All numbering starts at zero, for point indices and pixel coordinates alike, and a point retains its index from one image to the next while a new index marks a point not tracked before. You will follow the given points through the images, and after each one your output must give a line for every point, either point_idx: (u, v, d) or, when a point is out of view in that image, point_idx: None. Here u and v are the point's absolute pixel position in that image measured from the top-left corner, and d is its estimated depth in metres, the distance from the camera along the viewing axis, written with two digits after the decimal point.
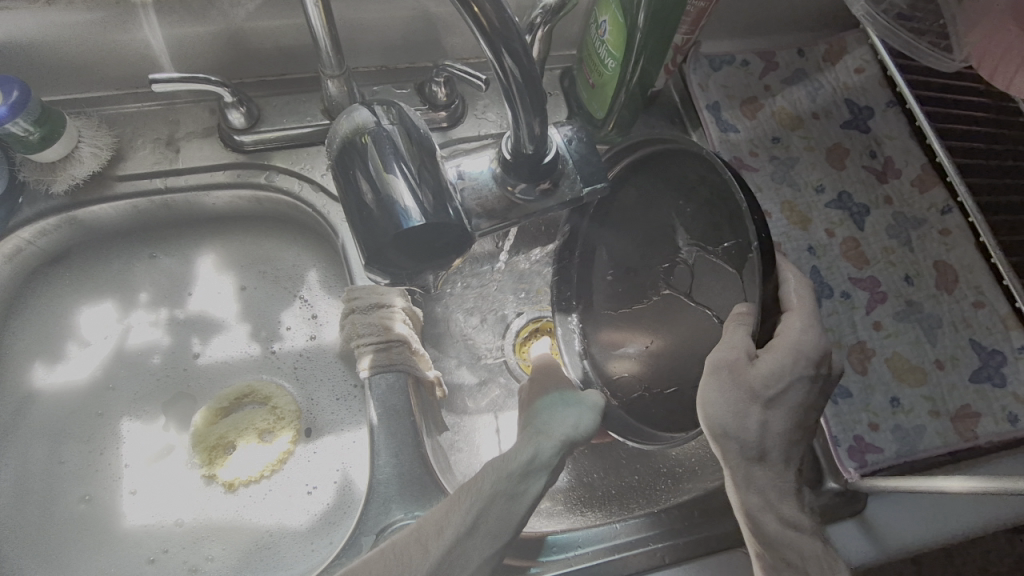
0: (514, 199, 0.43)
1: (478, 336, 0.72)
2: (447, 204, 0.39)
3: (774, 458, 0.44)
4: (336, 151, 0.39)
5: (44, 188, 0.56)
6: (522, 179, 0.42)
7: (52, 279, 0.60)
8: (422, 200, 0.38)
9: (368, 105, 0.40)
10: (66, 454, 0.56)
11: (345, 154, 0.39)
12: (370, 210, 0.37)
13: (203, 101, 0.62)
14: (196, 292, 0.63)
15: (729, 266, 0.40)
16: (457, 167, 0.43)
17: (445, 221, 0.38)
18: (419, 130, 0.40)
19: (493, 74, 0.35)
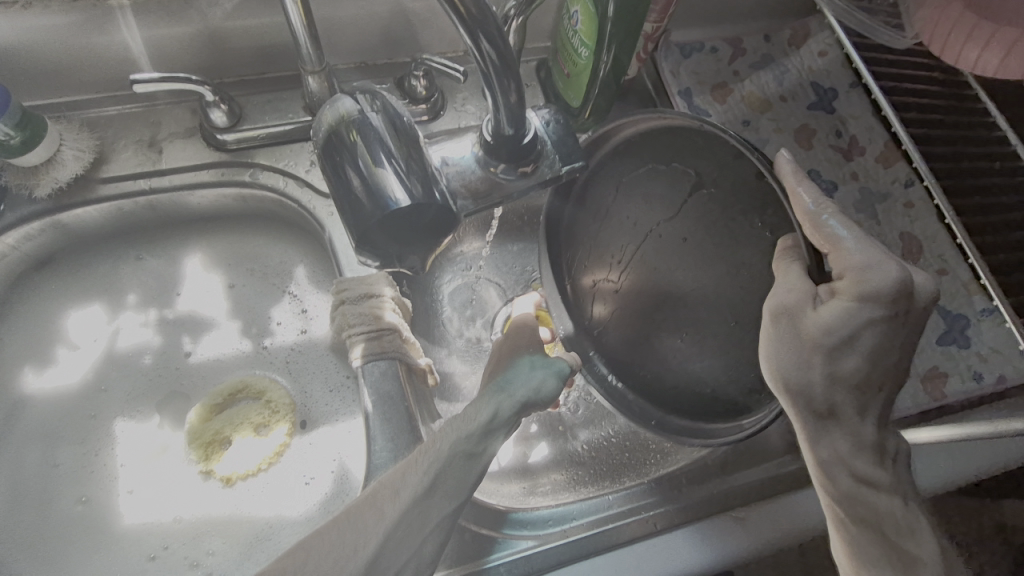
0: (497, 180, 0.45)
1: (467, 326, 0.74)
2: (434, 187, 0.40)
3: (847, 414, 0.43)
4: (322, 141, 0.40)
5: (27, 192, 0.56)
6: (503, 160, 0.44)
7: (39, 284, 0.60)
8: (409, 184, 0.39)
9: (352, 94, 0.41)
10: (61, 457, 0.56)
11: (332, 143, 0.40)
12: (358, 196, 0.39)
13: (185, 101, 0.62)
14: (184, 291, 0.63)
15: (741, 208, 0.42)
16: (440, 153, 0.46)
17: (432, 203, 0.40)
18: (402, 117, 0.42)
19: (471, 59, 0.37)
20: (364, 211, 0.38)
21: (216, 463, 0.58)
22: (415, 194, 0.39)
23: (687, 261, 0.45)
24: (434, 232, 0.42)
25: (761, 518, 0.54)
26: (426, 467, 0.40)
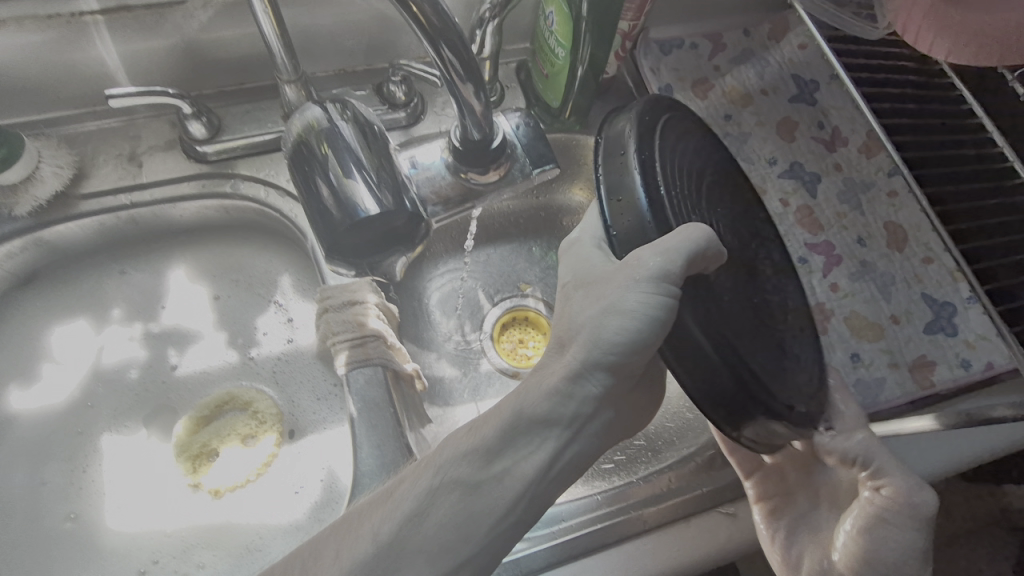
0: (468, 185, 0.47)
1: (457, 330, 0.75)
2: (404, 196, 0.41)
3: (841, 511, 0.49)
4: (290, 151, 0.41)
5: (8, 209, 0.56)
6: (474, 166, 0.45)
7: (24, 301, 0.60)
8: (379, 192, 0.40)
9: (320, 102, 0.41)
10: (48, 474, 0.56)
11: (299, 152, 0.40)
12: (329, 206, 0.39)
13: (165, 114, 0.62)
14: (169, 304, 0.63)
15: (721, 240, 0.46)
16: (410, 158, 0.47)
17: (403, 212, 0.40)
18: (372, 125, 0.42)
19: (434, 67, 0.37)
20: (333, 220, 0.39)
21: (204, 472, 0.58)
22: (386, 202, 0.39)
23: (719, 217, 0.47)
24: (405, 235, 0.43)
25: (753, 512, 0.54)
26: (426, 480, 0.38)
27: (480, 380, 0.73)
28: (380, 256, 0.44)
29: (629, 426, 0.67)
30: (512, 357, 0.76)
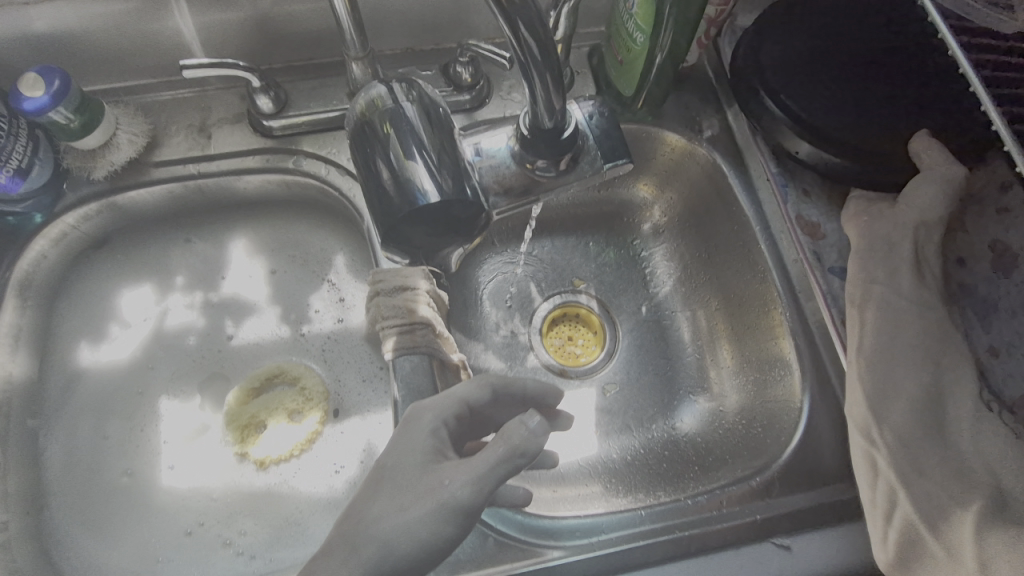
0: (535, 176, 0.43)
1: (506, 321, 0.75)
2: (466, 183, 0.38)
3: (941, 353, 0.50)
4: (353, 128, 0.39)
5: (85, 174, 0.58)
6: (542, 155, 0.42)
7: (98, 262, 0.63)
8: (440, 177, 0.37)
9: (387, 82, 0.40)
10: (110, 429, 0.58)
11: (363, 130, 0.39)
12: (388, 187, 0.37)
13: (235, 87, 0.63)
14: (229, 275, 0.65)
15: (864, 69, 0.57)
16: (475, 144, 0.44)
17: (463, 199, 0.37)
18: (438, 108, 0.40)
19: (509, 49, 0.34)
20: (390, 203, 0.37)
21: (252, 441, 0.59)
22: (445, 189, 0.37)
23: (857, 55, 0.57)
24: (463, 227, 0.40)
25: (809, 547, 0.50)
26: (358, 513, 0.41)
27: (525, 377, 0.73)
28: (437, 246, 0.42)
29: (681, 436, 0.67)
30: (559, 354, 0.76)
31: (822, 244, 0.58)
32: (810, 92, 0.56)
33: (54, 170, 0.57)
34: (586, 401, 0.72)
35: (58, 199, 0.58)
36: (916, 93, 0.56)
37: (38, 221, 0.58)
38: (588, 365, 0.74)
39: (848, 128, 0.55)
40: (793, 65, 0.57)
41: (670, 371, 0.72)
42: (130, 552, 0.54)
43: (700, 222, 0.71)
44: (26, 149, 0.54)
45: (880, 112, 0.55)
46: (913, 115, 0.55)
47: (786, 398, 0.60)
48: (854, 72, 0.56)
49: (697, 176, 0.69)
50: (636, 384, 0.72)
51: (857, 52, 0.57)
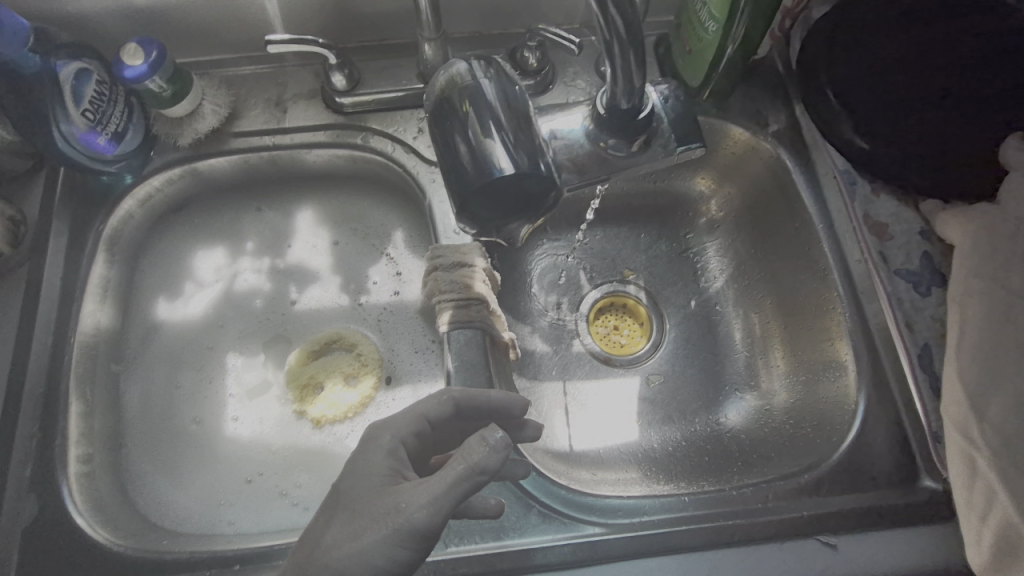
0: (606, 155, 0.44)
1: (554, 306, 0.76)
2: (540, 159, 0.39)
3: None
4: (433, 103, 0.41)
5: (174, 139, 0.62)
6: (614, 135, 0.43)
7: (177, 224, 0.67)
8: (516, 152, 0.39)
9: (465, 60, 0.41)
10: (182, 380, 0.62)
11: (443, 105, 0.40)
12: (465, 160, 0.39)
13: (310, 65, 0.66)
14: (295, 243, 0.68)
15: (926, 83, 0.59)
16: (550, 126, 0.45)
17: (537, 174, 0.39)
18: (513, 85, 0.41)
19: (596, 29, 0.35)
20: (467, 175, 0.38)
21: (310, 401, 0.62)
22: (521, 164, 0.38)
23: (922, 67, 0.60)
24: (534, 205, 0.41)
25: (856, 546, 0.50)
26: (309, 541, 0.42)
27: (570, 362, 0.74)
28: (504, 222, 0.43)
29: (725, 431, 0.68)
30: (604, 342, 0.77)
31: (890, 245, 0.58)
32: (872, 108, 0.60)
33: (144, 135, 0.61)
34: (630, 390, 0.73)
35: (145, 162, 0.63)
36: (983, 106, 0.58)
37: (129, 182, 0.62)
38: (634, 355, 0.75)
39: (908, 142, 0.58)
40: (859, 80, 0.61)
41: (719, 367, 0.72)
42: (196, 494, 0.58)
43: (759, 220, 0.70)
44: (123, 115, 0.58)
45: (940, 124, 0.58)
46: (978, 125, 0.57)
47: (839, 398, 0.59)
48: (919, 85, 0.59)
49: (759, 173, 0.68)
50: (682, 377, 0.73)
51: (927, 63, 0.60)
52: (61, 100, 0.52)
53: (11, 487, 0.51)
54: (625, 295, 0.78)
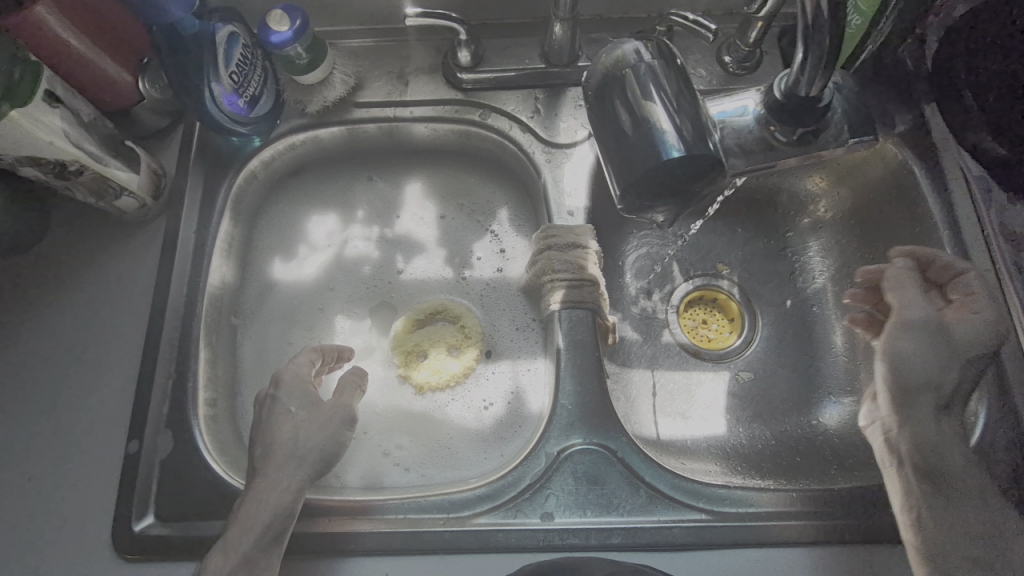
0: (774, 141, 0.45)
1: (645, 295, 0.77)
2: (707, 137, 0.39)
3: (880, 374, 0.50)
4: (597, 84, 0.41)
5: (303, 106, 0.65)
6: (786, 121, 0.44)
7: (293, 189, 0.70)
8: (686, 131, 0.39)
9: (628, 39, 0.42)
10: (293, 338, 0.65)
11: (609, 87, 0.41)
12: (634, 141, 0.39)
13: (432, 40, 0.67)
14: (403, 215, 0.70)
15: None
16: (720, 108, 0.46)
17: (703, 152, 0.38)
18: (677, 64, 0.41)
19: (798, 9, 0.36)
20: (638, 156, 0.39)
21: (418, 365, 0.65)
22: (692, 143, 0.38)
23: None
24: (700, 183, 0.40)
25: None
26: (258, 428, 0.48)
27: (660, 352, 0.74)
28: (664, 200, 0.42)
29: (819, 433, 0.69)
30: (693, 336, 0.77)
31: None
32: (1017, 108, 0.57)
33: (274, 100, 0.63)
34: (719, 384, 0.73)
35: (272, 126, 0.65)
36: None
37: (257, 145, 0.65)
38: (724, 350, 0.75)
39: None
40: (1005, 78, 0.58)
41: (813, 369, 0.72)
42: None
43: (870, 223, 0.69)
44: (259, 80, 0.61)
45: None
46: None
47: None
48: None
49: (878, 176, 0.67)
50: (774, 376, 0.73)
51: None
52: (212, 63, 0.54)
53: (149, 425, 0.55)
54: (716, 290, 0.78)
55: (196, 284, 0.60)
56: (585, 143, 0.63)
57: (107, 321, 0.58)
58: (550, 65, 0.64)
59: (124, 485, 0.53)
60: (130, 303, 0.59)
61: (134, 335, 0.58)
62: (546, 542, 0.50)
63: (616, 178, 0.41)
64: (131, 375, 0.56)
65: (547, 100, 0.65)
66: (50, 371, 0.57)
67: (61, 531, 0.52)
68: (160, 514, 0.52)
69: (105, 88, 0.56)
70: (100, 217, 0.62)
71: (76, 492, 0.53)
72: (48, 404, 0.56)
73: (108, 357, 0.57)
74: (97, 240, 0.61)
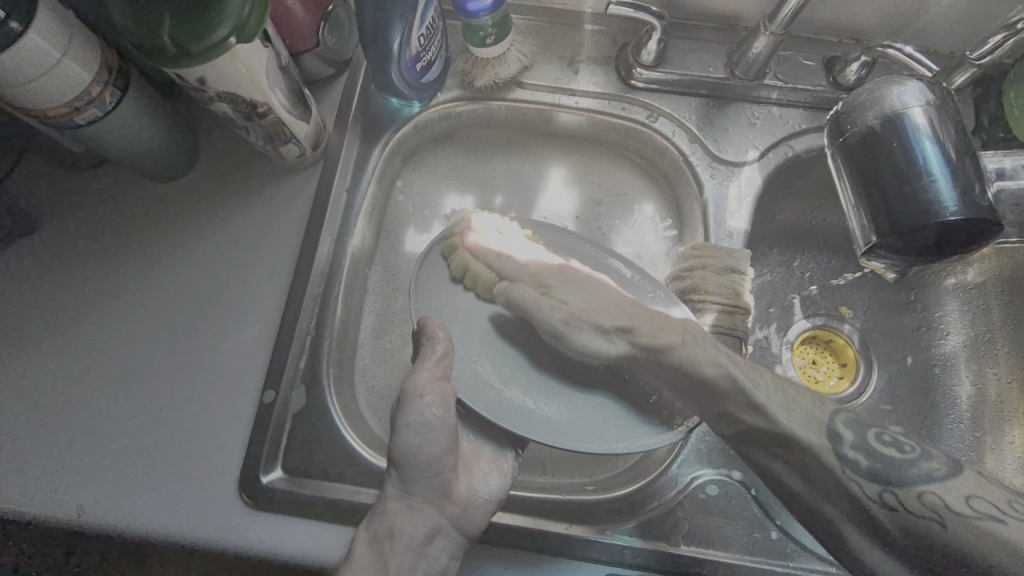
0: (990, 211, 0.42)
1: (763, 328, 0.74)
2: (981, 203, 0.37)
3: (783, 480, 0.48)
4: (863, 131, 0.40)
5: (469, 78, 0.63)
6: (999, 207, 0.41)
7: (435, 159, 0.68)
8: (974, 195, 0.37)
9: (906, 79, 0.40)
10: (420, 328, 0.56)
11: (878, 136, 0.39)
12: (913, 200, 0.38)
13: (609, 29, 0.64)
14: (544, 205, 0.68)
15: None
16: (1003, 162, 0.44)
17: (975, 219, 0.37)
18: (955, 115, 0.39)
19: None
20: (919, 217, 0.37)
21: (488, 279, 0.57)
22: (985, 208, 0.37)
23: None
24: (974, 243, 0.39)
25: None
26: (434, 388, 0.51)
27: None
28: (914, 263, 0.41)
29: None
30: (802, 373, 0.73)
31: None
32: None
33: (443, 67, 0.62)
34: None
35: (432, 95, 0.63)
36: None
37: (415, 110, 0.63)
38: (833, 394, 0.72)
39: None
40: None
41: (927, 433, 0.69)
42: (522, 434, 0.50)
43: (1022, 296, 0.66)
44: (437, 47, 0.59)
45: None
46: None
47: None
48: None
49: None
50: (885, 431, 0.70)
51: None
52: (409, 26, 0.52)
53: (284, 377, 0.54)
54: (833, 334, 0.74)
55: (341, 241, 0.59)
56: (755, 163, 0.61)
57: (248, 265, 0.57)
58: (732, 76, 0.61)
59: (256, 435, 0.52)
60: (273, 250, 0.58)
61: (274, 283, 0.57)
62: (670, 566, 0.50)
63: (878, 235, 0.40)
64: (268, 324, 0.56)
65: (721, 112, 0.62)
66: (185, 305, 0.56)
67: (183, 472, 0.52)
68: (287, 468, 0.52)
69: (291, 34, 0.54)
70: (250, 156, 0.60)
71: (202, 433, 0.53)
72: (179, 338, 0.55)
73: (247, 302, 0.56)
74: (246, 180, 0.60)
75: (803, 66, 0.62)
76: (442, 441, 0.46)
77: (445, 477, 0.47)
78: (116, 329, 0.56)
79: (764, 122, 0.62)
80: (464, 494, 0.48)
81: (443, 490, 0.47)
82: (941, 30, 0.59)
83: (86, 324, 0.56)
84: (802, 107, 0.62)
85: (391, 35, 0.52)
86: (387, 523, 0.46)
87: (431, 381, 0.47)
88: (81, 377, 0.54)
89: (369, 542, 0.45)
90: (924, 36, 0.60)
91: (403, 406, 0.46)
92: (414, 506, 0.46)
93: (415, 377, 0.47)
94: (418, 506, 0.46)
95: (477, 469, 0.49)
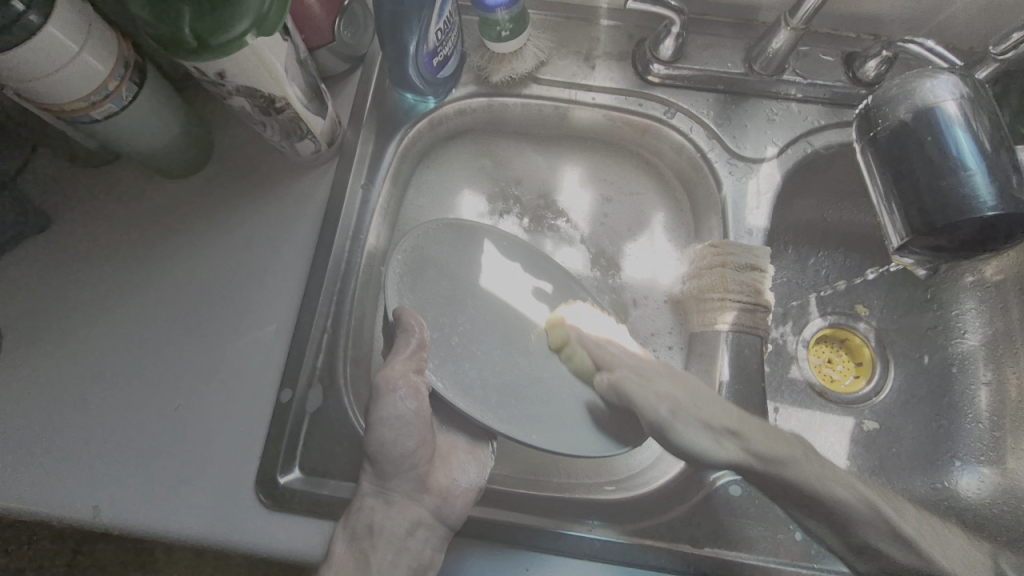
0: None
1: (779, 326, 0.73)
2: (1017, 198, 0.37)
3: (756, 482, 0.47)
4: (894, 125, 0.39)
5: (484, 73, 0.62)
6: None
7: (449, 156, 0.68)
8: (1011, 188, 0.37)
9: (938, 72, 0.39)
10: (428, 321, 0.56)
11: (909, 130, 0.39)
12: (946, 194, 0.37)
13: (625, 25, 0.64)
14: (560, 202, 0.67)
15: None
16: None
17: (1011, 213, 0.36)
18: (989, 109, 0.38)
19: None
20: (954, 212, 0.37)
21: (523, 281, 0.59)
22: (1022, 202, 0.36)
23: None
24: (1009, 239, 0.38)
25: None
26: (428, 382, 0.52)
27: (785, 386, 0.71)
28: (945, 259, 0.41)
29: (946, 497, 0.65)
30: (817, 372, 0.73)
31: None
32: None
33: (459, 63, 0.61)
34: (841, 430, 0.69)
35: (448, 91, 0.63)
36: None
37: (430, 107, 0.63)
38: (848, 394, 0.72)
39: None
40: None
41: (945, 432, 0.68)
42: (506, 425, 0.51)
43: None
44: (453, 42, 0.58)
45: None
46: None
47: None
48: None
49: None
50: (903, 431, 0.69)
51: None
52: (427, 20, 0.51)
53: (300, 376, 0.54)
54: (849, 333, 0.74)
55: (357, 239, 0.58)
56: (774, 159, 0.60)
57: (263, 263, 0.57)
58: (751, 71, 0.61)
59: (272, 434, 0.52)
60: (288, 248, 0.57)
61: (289, 281, 0.56)
62: (692, 566, 0.49)
63: (910, 230, 0.39)
64: (283, 322, 0.55)
65: (739, 109, 0.61)
66: (199, 303, 0.56)
67: (199, 472, 0.51)
68: (304, 469, 0.52)
69: (307, 28, 0.54)
70: (264, 153, 0.60)
71: (218, 432, 0.52)
72: (194, 336, 0.55)
73: (261, 300, 0.56)
74: (260, 176, 0.59)
75: (822, 61, 0.61)
76: (417, 433, 0.48)
77: (421, 469, 0.48)
78: (130, 328, 0.55)
79: (783, 118, 0.61)
80: (443, 484, 0.49)
81: (419, 482, 0.48)
82: (962, 25, 0.58)
83: (99, 322, 0.55)
84: (822, 103, 0.61)
85: (409, 30, 0.51)
86: (366, 520, 0.46)
87: (402, 374, 0.48)
88: (95, 377, 0.53)
89: (347, 539, 0.46)
90: (945, 31, 0.59)
91: (377, 398, 0.47)
92: (391, 499, 0.48)
93: (386, 370, 0.48)
94: (399, 501, 0.48)
95: (454, 461, 0.50)
